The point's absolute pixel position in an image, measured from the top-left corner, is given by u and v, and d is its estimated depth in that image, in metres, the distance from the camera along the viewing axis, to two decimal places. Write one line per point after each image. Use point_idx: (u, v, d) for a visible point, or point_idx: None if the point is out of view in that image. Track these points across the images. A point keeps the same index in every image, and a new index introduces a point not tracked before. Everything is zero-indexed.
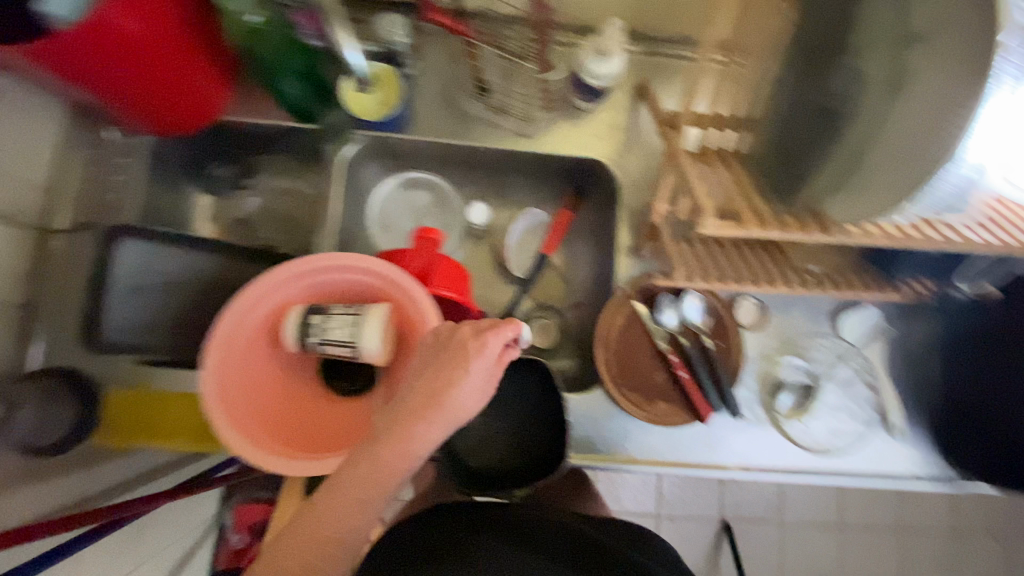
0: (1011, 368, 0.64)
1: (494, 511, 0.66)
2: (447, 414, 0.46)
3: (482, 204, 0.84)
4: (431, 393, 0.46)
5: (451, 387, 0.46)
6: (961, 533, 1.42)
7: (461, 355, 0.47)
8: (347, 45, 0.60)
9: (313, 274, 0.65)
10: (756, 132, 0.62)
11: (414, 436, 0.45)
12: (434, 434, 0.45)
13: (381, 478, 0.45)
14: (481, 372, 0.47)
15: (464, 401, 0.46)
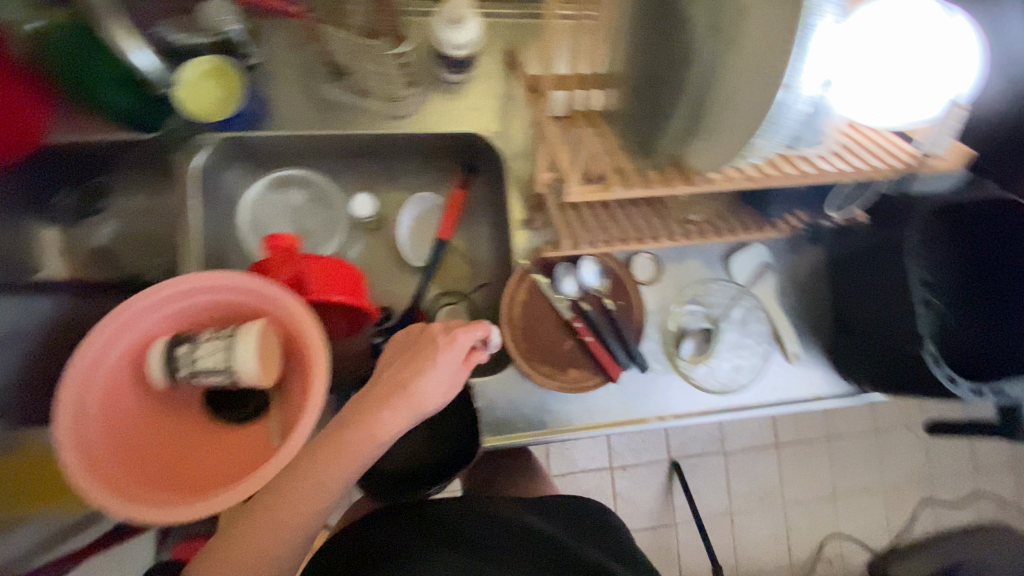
0: (874, 283, 0.69)
1: (426, 508, 0.67)
2: (413, 403, 0.54)
3: (366, 194, 0.78)
4: (403, 381, 0.54)
5: (418, 376, 0.54)
6: (882, 431, 1.54)
7: (433, 348, 0.56)
8: (127, 46, 0.56)
9: (175, 301, 0.59)
10: (616, 88, 0.60)
11: (382, 420, 0.53)
12: (401, 417, 0.53)
13: (348, 456, 0.52)
14: (447, 366, 0.55)
15: (430, 391, 0.54)
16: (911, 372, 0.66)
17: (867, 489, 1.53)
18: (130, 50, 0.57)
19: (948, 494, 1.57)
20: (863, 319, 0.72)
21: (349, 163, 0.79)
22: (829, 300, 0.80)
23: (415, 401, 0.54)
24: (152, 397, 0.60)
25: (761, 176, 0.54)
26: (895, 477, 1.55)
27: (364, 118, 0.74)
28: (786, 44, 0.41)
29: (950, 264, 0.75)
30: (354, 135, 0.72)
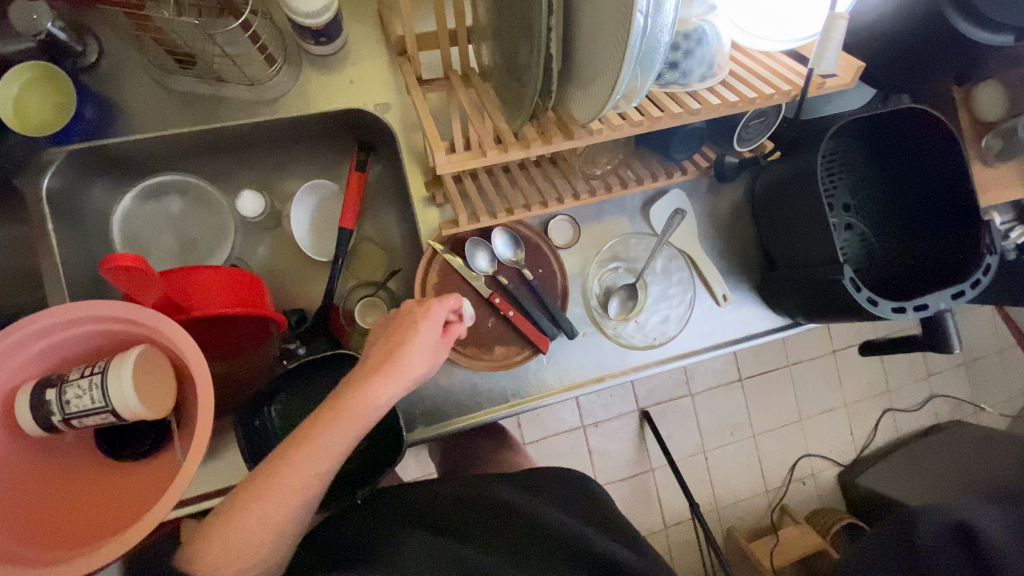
0: (799, 209, 0.66)
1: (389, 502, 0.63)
2: (400, 379, 0.47)
3: (254, 191, 0.70)
4: (393, 354, 0.47)
5: (404, 343, 0.47)
6: (839, 351, 1.58)
7: (411, 319, 0.50)
8: None
9: (35, 341, 0.53)
10: (487, 41, 0.55)
11: (373, 391, 0.46)
12: (391, 394, 0.46)
13: (339, 440, 0.45)
14: (430, 336, 0.49)
15: (418, 366, 0.48)
16: (837, 301, 0.65)
17: (830, 409, 1.57)
18: None
19: (907, 402, 1.62)
20: (792, 250, 0.70)
21: (228, 159, 0.72)
22: (754, 237, 0.78)
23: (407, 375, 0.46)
24: (28, 447, 0.54)
25: (646, 118, 0.50)
26: (856, 393, 1.59)
27: (228, 108, 0.66)
28: None
29: (869, 185, 0.76)
30: (219, 126, 0.64)
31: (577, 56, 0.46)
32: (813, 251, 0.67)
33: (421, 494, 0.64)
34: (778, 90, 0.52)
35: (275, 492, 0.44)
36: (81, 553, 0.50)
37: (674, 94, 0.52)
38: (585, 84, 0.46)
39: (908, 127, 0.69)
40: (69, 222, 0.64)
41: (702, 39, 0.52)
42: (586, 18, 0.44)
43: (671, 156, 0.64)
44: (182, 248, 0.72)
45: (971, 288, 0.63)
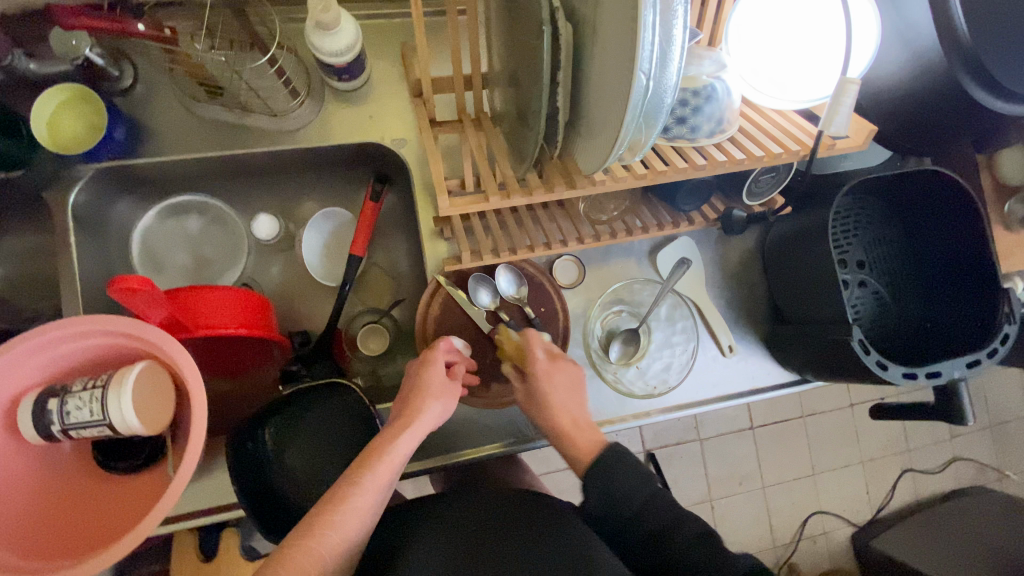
0: (811, 265, 0.65)
1: (416, 521, 0.60)
2: (420, 423, 0.56)
3: (270, 215, 0.72)
4: (414, 396, 0.58)
5: (417, 389, 0.59)
6: (857, 405, 1.52)
7: (421, 370, 0.61)
8: None
9: (43, 351, 0.55)
10: (500, 88, 0.56)
11: (397, 436, 0.54)
12: (416, 433, 0.56)
13: (382, 477, 0.52)
14: (436, 380, 0.60)
15: (435, 409, 0.58)
16: (845, 364, 0.63)
17: (844, 465, 1.51)
18: None
19: (928, 463, 1.55)
20: (805, 306, 0.68)
21: (247, 183, 0.75)
22: (763, 290, 0.77)
23: (427, 412, 0.57)
24: (28, 453, 0.55)
25: (650, 172, 0.50)
26: (873, 450, 1.53)
27: (252, 134, 0.69)
28: (635, 26, 0.37)
29: (889, 242, 0.75)
30: (240, 153, 0.67)
31: (584, 109, 0.47)
32: (824, 309, 0.65)
33: (452, 508, 0.61)
34: (786, 150, 0.52)
35: (333, 522, 0.48)
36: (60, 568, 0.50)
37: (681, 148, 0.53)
38: (591, 137, 0.46)
39: (926, 188, 0.68)
40: (90, 235, 0.67)
41: (711, 96, 0.53)
42: (592, 74, 0.45)
43: (679, 206, 0.64)
44: (195, 266, 0.75)
45: (988, 356, 0.61)
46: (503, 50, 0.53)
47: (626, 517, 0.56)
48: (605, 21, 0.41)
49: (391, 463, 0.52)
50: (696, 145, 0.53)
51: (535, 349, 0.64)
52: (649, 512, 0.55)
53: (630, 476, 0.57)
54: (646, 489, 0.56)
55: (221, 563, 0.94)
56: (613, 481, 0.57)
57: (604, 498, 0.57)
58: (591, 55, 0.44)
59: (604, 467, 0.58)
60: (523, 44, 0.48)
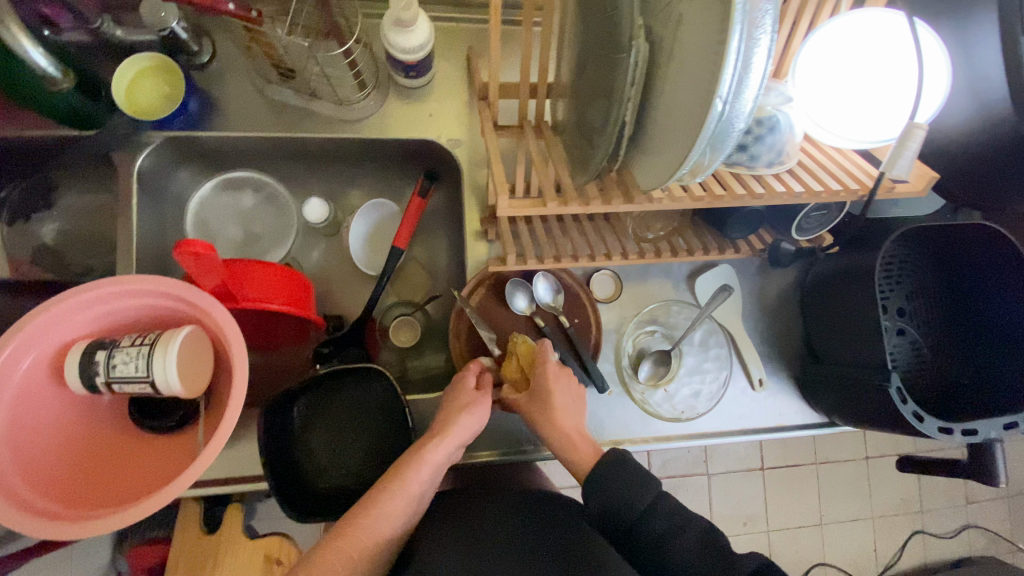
0: (852, 308, 0.65)
1: (433, 516, 0.64)
2: (450, 436, 0.58)
3: (320, 199, 0.75)
4: (449, 410, 0.61)
5: (453, 407, 0.61)
6: (873, 459, 1.48)
7: (458, 387, 0.63)
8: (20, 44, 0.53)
9: (97, 304, 0.56)
10: (565, 99, 0.58)
11: (428, 450, 0.58)
12: (447, 447, 0.58)
13: (411, 486, 0.56)
14: (469, 396, 0.62)
15: (469, 425, 0.60)
16: (880, 411, 0.62)
17: (854, 519, 1.47)
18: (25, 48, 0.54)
19: (940, 528, 1.50)
20: (837, 349, 0.68)
21: (303, 166, 0.77)
22: (798, 327, 0.77)
23: (458, 428, 0.59)
24: (69, 401, 0.57)
25: (708, 195, 0.51)
26: (885, 507, 1.48)
27: (316, 121, 0.71)
28: (719, 49, 0.38)
29: (930, 295, 0.74)
30: (304, 137, 0.69)
31: (650, 127, 0.48)
32: (857, 352, 0.65)
33: (467, 508, 0.64)
34: (845, 188, 0.52)
35: (361, 527, 0.53)
36: (85, 517, 0.51)
37: (742, 175, 0.53)
38: (655, 155, 0.47)
39: (976, 245, 0.67)
40: (150, 199, 0.69)
41: (776, 127, 0.53)
42: (664, 94, 0.45)
43: (727, 234, 0.64)
44: (243, 240, 0.77)
45: None
46: (574, 62, 0.54)
47: (627, 523, 0.56)
48: (686, 43, 0.42)
49: (421, 474, 0.57)
50: (755, 174, 0.53)
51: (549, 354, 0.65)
52: (651, 516, 0.56)
53: (629, 480, 0.58)
54: (648, 493, 0.57)
55: (222, 539, 0.94)
56: (614, 485, 0.58)
57: (605, 502, 0.58)
58: (666, 74, 0.45)
59: (602, 473, 0.59)
60: (599, 62, 0.49)
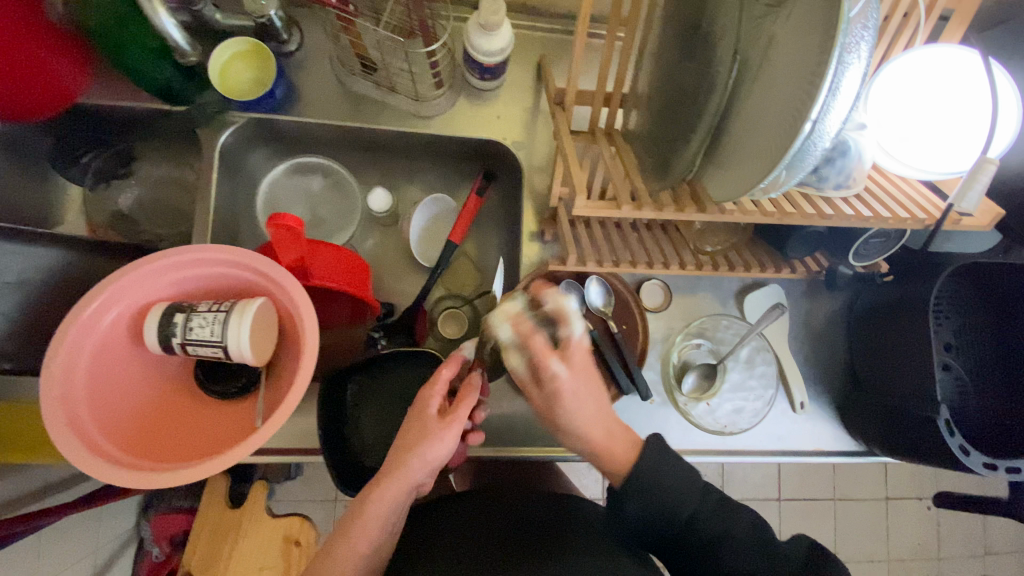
0: (894, 337, 0.66)
1: (462, 512, 0.65)
2: (397, 481, 0.52)
3: (384, 189, 0.78)
4: (398, 451, 0.52)
5: (414, 448, 0.52)
6: (893, 499, 1.45)
7: (426, 421, 0.53)
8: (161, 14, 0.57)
9: (178, 269, 0.59)
10: (640, 109, 0.60)
11: (375, 495, 0.52)
12: (394, 492, 0.52)
13: (358, 541, 0.52)
14: (431, 436, 0.52)
15: (427, 461, 0.52)
16: (922, 442, 0.63)
17: (869, 559, 1.44)
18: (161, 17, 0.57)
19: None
20: (875, 375, 0.70)
21: (371, 156, 0.80)
22: (843, 354, 0.77)
23: (408, 474, 0.52)
24: (144, 358, 0.60)
25: (779, 211, 0.52)
26: (902, 551, 1.45)
27: (389, 113, 0.75)
28: (816, 70, 0.39)
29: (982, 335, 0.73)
30: (378, 128, 0.73)
31: (726, 143, 0.49)
32: (897, 378, 0.66)
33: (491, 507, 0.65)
34: (913, 216, 0.53)
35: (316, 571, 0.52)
36: (148, 469, 0.53)
37: (812, 196, 0.54)
38: (735, 169, 0.48)
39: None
40: (229, 176, 0.73)
41: (848, 152, 0.53)
42: (747, 110, 0.47)
43: (786, 253, 0.65)
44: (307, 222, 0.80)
45: None
46: (655, 75, 0.56)
47: (673, 524, 0.52)
48: (779, 60, 0.43)
49: (365, 530, 0.52)
50: (823, 195, 0.55)
51: (551, 361, 0.51)
52: (700, 519, 0.51)
53: (676, 481, 0.52)
54: (695, 492, 0.52)
55: (248, 514, 0.96)
56: (662, 486, 0.52)
57: (646, 502, 0.52)
58: (750, 92, 0.46)
59: (646, 472, 0.52)
60: (688, 73, 0.51)
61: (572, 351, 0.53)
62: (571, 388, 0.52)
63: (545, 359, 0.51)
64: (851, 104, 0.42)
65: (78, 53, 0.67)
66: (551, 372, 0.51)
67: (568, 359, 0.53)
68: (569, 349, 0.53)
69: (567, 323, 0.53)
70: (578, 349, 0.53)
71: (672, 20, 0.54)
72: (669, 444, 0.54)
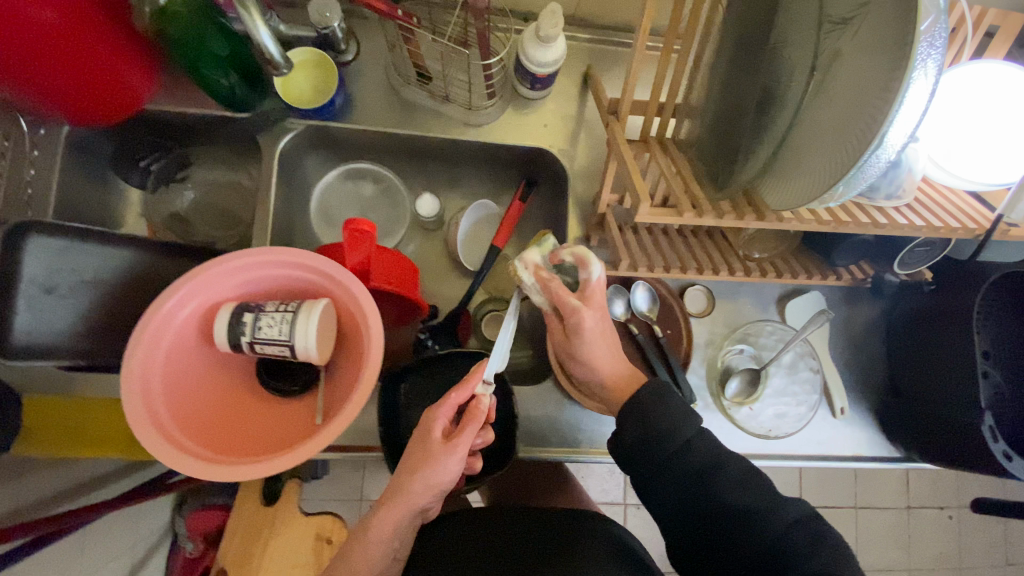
0: (931, 347, 0.68)
1: (487, 525, 0.67)
2: (403, 501, 0.53)
3: (431, 195, 0.81)
4: (402, 474, 0.53)
5: (419, 473, 0.53)
6: (914, 508, 1.45)
7: (431, 444, 0.54)
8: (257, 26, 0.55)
9: (246, 269, 0.62)
10: (695, 120, 0.62)
11: (385, 516, 0.54)
12: (399, 511, 0.54)
13: (371, 546, 0.54)
14: (436, 459, 0.53)
15: (431, 484, 0.53)
16: (963, 444, 0.64)
17: (891, 568, 1.44)
18: (258, 28, 0.56)
19: None
20: (911, 383, 0.71)
21: (419, 162, 0.82)
22: (882, 360, 0.78)
23: (412, 496, 0.53)
24: (211, 355, 0.62)
25: (834, 220, 0.53)
26: (922, 560, 1.45)
27: (441, 121, 0.78)
28: (886, 85, 0.41)
29: None
30: (431, 136, 0.75)
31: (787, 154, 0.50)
32: (933, 388, 0.67)
33: (514, 525, 0.67)
34: (964, 225, 0.55)
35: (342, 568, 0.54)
36: (220, 461, 0.55)
37: (867, 205, 0.56)
38: (795, 178, 0.49)
39: None
40: (286, 181, 0.75)
41: (900, 163, 0.56)
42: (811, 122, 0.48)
43: (833, 261, 0.67)
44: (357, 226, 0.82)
45: None
46: (712, 88, 0.58)
47: (667, 453, 0.53)
48: (846, 75, 0.45)
49: (366, 553, 0.54)
50: (877, 204, 0.56)
51: (569, 300, 0.56)
52: (694, 448, 0.53)
53: (671, 411, 0.54)
54: (690, 425, 0.54)
55: (279, 514, 0.92)
56: (658, 416, 0.54)
57: (643, 433, 0.54)
58: (814, 104, 0.48)
59: (645, 408, 0.55)
60: (751, 84, 0.53)
61: (590, 292, 0.57)
62: (592, 323, 0.57)
63: (562, 300, 0.56)
64: (919, 117, 0.43)
65: (151, 58, 0.69)
66: (571, 309, 0.57)
67: (586, 299, 0.57)
68: (589, 292, 0.57)
69: (585, 268, 0.56)
70: (598, 289, 0.57)
71: (732, 35, 0.56)
72: (668, 386, 0.56)
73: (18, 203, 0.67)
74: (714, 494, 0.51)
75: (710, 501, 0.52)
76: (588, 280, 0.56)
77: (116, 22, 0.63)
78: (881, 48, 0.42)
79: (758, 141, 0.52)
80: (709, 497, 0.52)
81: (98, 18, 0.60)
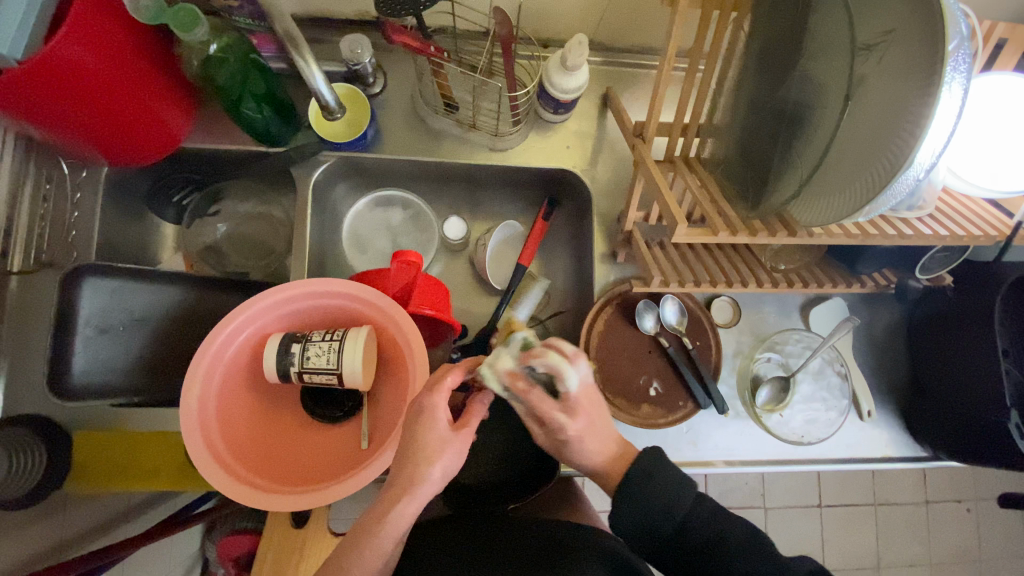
0: (949, 350, 0.70)
1: (506, 524, 0.67)
2: (418, 492, 0.50)
3: (457, 218, 0.83)
4: (411, 458, 0.50)
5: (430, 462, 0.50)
6: (932, 503, 1.46)
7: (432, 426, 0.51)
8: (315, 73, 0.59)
9: (292, 300, 0.63)
10: (721, 140, 0.64)
11: (393, 512, 0.50)
12: (411, 507, 0.50)
13: (380, 542, 0.50)
14: (442, 440, 0.51)
15: (437, 474, 0.50)
16: (996, 449, 0.65)
17: (912, 564, 1.44)
18: (314, 75, 0.60)
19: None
20: (932, 384, 0.73)
21: (446, 186, 0.84)
22: (905, 362, 0.80)
23: (422, 486, 0.50)
24: (259, 385, 0.64)
25: (862, 233, 0.55)
26: (943, 555, 1.45)
27: (468, 147, 0.80)
28: (918, 106, 0.43)
29: None
30: (458, 161, 0.77)
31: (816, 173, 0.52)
32: (954, 390, 0.70)
33: (527, 525, 0.67)
34: (986, 232, 0.57)
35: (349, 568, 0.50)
36: (273, 489, 0.57)
37: (892, 216, 0.58)
38: (823, 195, 0.50)
39: None
40: (318, 210, 0.77)
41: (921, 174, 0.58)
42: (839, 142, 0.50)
43: (857, 269, 0.70)
44: (386, 251, 0.84)
45: None
46: (739, 109, 0.61)
47: (668, 529, 0.54)
48: (873, 97, 0.47)
49: (379, 549, 0.50)
50: (900, 216, 0.59)
51: (554, 416, 0.52)
52: (693, 523, 0.54)
53: (665, 485, 0.55)
54: (686, 498, 0.54)
55: (308, 534, 0.85)
56: (651, 495, 0.54)
57: (640, 509, 0.54)
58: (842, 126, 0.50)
59: (638, 482, 0.55)
60: (778, 107, 0.55)
61: (573, 400, 0.53)
62: (580, 426, 0.54)
63: (548, 415, 0.53)
64: (947, 136, 0.44)
65: (188, 97, 0.70)
66: (556, 422, 0.54)
67: (570, 408, 0.53)
68: (570, 402, 0.53)
69: (563, 380, 0.50)
70: (581, 392, 0.53)
71: (757, 58, 0.58)
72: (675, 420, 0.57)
73: (62, 244, 0.69)
74: (719, 567, 0.51)
75: (720, 574, 0.51)
76: (567, 391, 0.51)
77: (166, 70, 0.64)
78: (909, 71, 0.44)
79: (790, 160, 0.54)
80: (716, 574, 0.52)
81: (151, 66, 0.61)
